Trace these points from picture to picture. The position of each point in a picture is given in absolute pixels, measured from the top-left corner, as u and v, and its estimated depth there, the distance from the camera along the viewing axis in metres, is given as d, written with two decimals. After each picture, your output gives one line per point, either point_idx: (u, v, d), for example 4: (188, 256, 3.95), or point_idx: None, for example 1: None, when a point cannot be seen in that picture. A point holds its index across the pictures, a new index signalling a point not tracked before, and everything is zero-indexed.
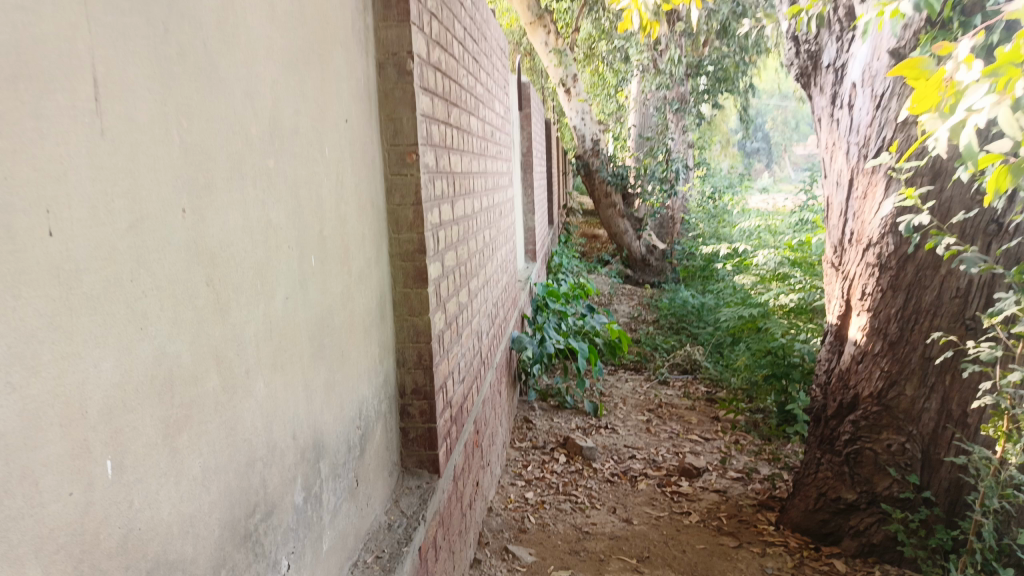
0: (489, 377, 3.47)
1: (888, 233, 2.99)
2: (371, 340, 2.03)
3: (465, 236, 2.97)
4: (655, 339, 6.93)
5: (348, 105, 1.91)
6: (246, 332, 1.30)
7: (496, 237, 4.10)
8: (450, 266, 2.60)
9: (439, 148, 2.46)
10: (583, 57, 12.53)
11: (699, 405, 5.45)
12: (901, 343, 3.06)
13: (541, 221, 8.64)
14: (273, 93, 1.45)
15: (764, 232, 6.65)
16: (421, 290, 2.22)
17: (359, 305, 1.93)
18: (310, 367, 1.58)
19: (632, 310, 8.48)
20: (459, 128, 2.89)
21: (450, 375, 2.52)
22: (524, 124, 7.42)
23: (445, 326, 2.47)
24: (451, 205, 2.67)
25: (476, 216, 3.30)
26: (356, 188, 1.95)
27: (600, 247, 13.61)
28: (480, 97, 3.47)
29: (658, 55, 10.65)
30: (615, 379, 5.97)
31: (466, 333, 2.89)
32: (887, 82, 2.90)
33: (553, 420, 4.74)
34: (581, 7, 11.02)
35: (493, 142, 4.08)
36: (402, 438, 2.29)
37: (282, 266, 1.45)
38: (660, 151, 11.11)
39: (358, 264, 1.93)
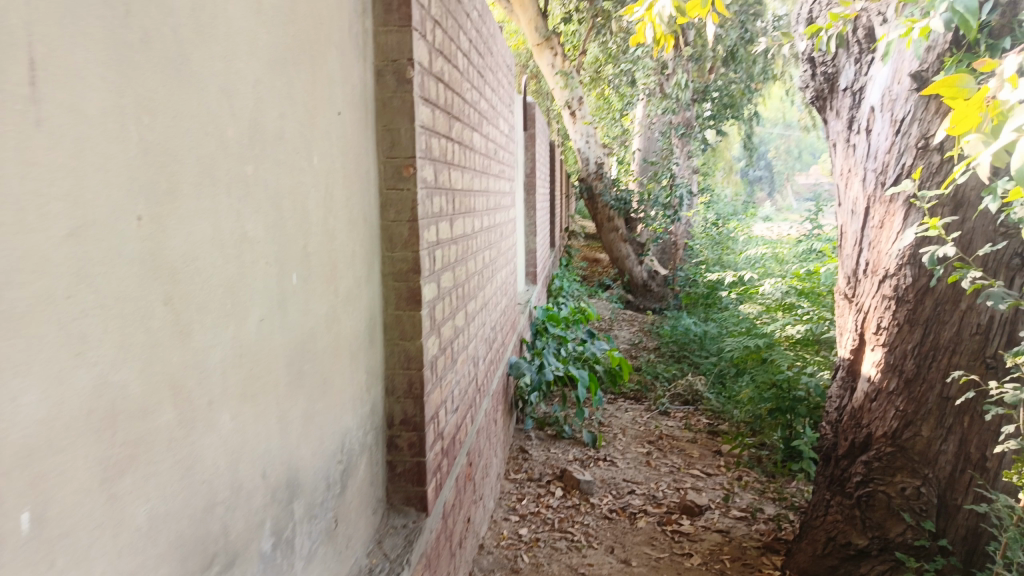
0: (484, 405, 3.32)
1: (906, 265, 2.83)
2: (358, 365, 1.89)
3: (464, 256, 2.84)
4: (656, 367, 6.78)
5: (342, 112, 1.78)
6: (211, 358, 1.16)
7: (497, 257, 3.97)
8: (447, 288, 2.47)
9: (438, 161, 2.33)
10: (589, 79, 12.68)
11: (700, 438, 5.28)
12: (917, 381, 2.90)
13: (543, 243, 8.54)
14: (255, 94, 1.32)
15: (770, 261, 6.52)
16: (414, 313, 2.08)
17: (346, 329, 1.79)
18: (287, 396, 1.44)
19: (633, 336, 8.35)
20: (462, 142, 2.77)
21: (442, 404, 2.38)
22: (528, 145, 7.34)
23: (439, 351, 2.33)
24: (450, 223, 2.54)
25: (477, 235, 3.17)
26: (347, 202, 1.82)
27: (602, 271, 13.50)
28: (484, 112, 3.36)
29: (665, 80, 10.61)
30: (614, 408, 5.81)
31: (461, 359, 2.74)
32: (908, 106, 2.79)
33: (550, 451, 4.58)
34: (589, 30, 11.07)
35: (497, 159, 3.97)
36: (389, 472, 2.14)
37: (257, 284, 1.31)
38: (665, 176, 11.02)
39: (347, 283, 1.79)
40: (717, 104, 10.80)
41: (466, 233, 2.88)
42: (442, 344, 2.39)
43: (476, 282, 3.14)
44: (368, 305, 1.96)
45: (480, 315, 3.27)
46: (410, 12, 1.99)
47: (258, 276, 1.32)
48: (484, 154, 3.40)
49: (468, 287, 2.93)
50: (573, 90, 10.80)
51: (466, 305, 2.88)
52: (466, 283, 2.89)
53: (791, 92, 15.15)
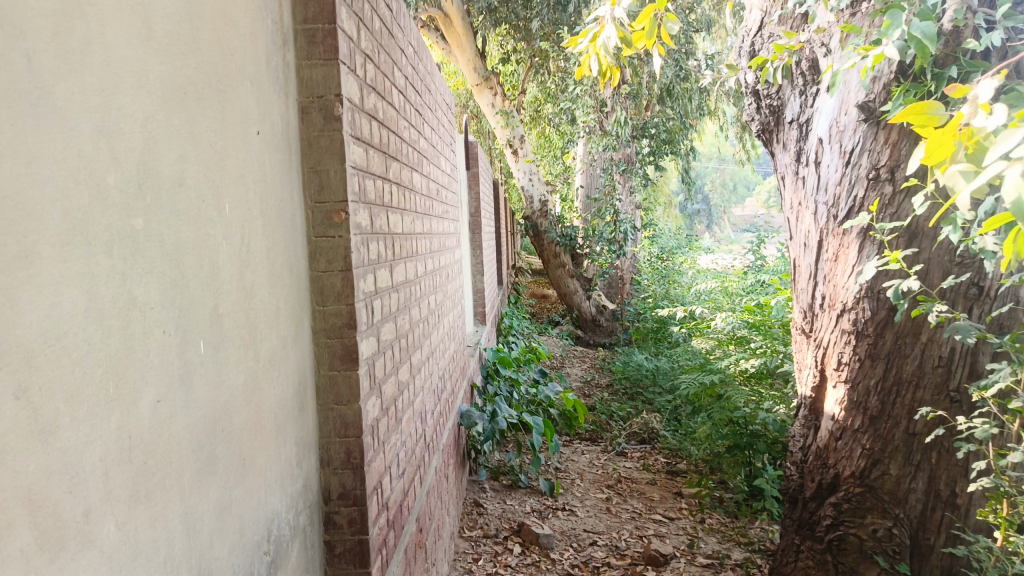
0: (433, 463, 3.09)
1: (864, 297, 2.76)
2: (286, 437, 1.67)
3: (406, 304, 2.64)
4: (610, 406, 6.63)
5: (261, 153, 1.59)
6: (89, 457, 0.93)
7: (442, 302, 3.78)
8: (388, 340, 2.26)
9: (374, 204, 2.15)
10: (529, 118, 12.91)
11: (659, 478, 5.11)
12: (882, 418, 2.82)
13: (490, 283, 8.39)
14: (145, 134, 1.12)
15: (719, 294, 6.49)
16: (350, 373, 1.87)
17: (270, 397, 1.57)
18: (195, 487, 1.21)
19: (585, 373, 8.21)
20: (399, 183, 2.59)
21: (386, 470, 2.15)
22: (472, 184, 7.22)
23: (381, 411, 2.12)
24: (389, 270, 2.34)
25: (419, 282, 2.97)
26: (269, 253, 1.61)
27: (550, 308, 13.42)
28: (423, 151, 3.19)
29: (604, 118, 10.69)
30: (571, 451, 5.62)
31: (407, 416, 2.53)
32: (857, 137, 2.73)
33: (506, 503, 4.34)
34: (527, 71, 11.34)
35: (439, 201, 3.79)
36: (327, 553, 1.90)
37: (151, 358, 1.09)
38: (608, 212, 11.00)
39: (269, 345, 1.57)
40: (657, 141, 10.93)
41: (408, 280, 2.69)
42: (384, 403, 2.18)
43: (420, 331, 2.94)
44: (296, 367, 1.75)
45: (426, 366, 3.06)
46: (336, 44, 1.82)
47: (152, 348, 1.10)
48: (424, 195, 3.23)
49: (412, 337, 2.72)
50: (514, 129, 11.03)
51: (411, 356, 2.67)
52: (410, 333, 2.69)
53: (726, 127, 15.48)
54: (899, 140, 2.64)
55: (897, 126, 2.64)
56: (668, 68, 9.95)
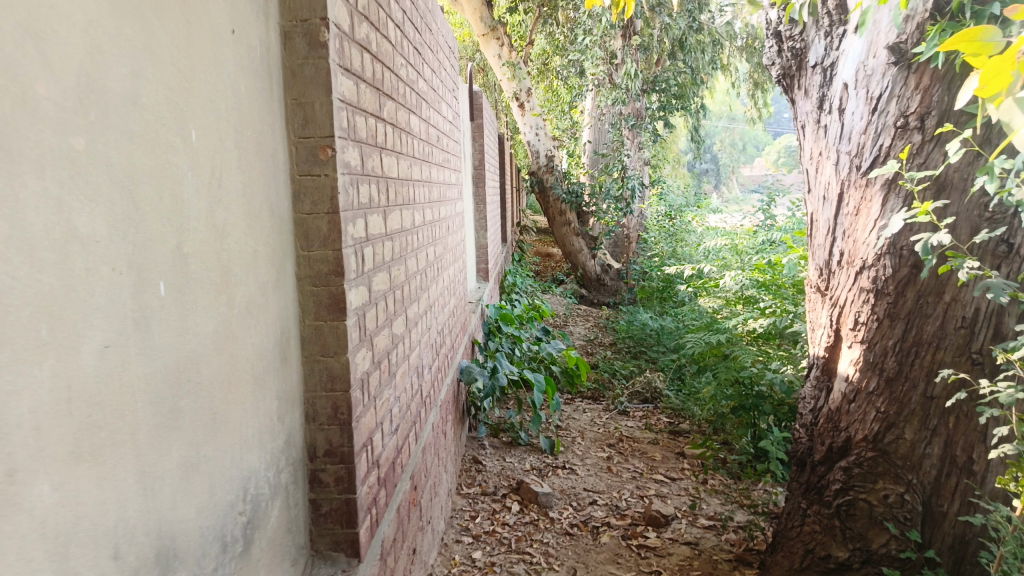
0: (430, 419, 2.99)
1: (885, 254, 2.62)
2: (266, 390, 1.55)
3: (402, 254, 2.50)
4: (613, 364, 6.54)
5: (236, 79, 1.44)
6: (16, 407, 0.81)
7: (443, 255, 3.64)
8: (381, 290, 2.13)
9: (365, 144, 1.99)
10: (537, 71, 12.52)
11: (662, 438, 5.02)
12: (899, 380, 2.69)
13: (494, 238, 8.24)
14: (89, 40, 0.96)
15: (728, 253, 6.30)
16: (337, 323, 1.74)
17: (246, 348, 1.45)
18: (154, 444, 1.09)
19: (588, 331, 8.12)
20: (395, 125, 2.43)
21: (377, 427, 2.04)
22: (476, 136, 7.01)
23: (372, 365, 2.00)
24: (383, 216, 2.20)
25: (417, 232, 2.83)
26: (246, 191, 1.47)
27: (555, 265, 13.28)
28: (422, 93, 3.01)
29: (614, 71, 10.37)
30: (572, 410, 5.53)
31: (402, 370, 2.41)
32: (886, 81, 2.55)
33: (505, 460, 4.27)
34: (535, 20, 11.08)
35: (440, 148, 3.63)
36: (312, 512, 1.80)
37: (96, 299, 0.96)
38: (615, 168, 10.80)
39: (245, 291, 1.44)
40: (667, 96, 10.66)
41: (404, 229, 2.55)
42: (376, 357, 2.05)
43: (418, 283, 2.81)
44: (278, 316, 1.62)
45: (424, 320, 2.93)
46: None
47: (99, 287, 0.97)
48: (424, 140, 3.06)
49: (408, 288, 2.59)
50: (521, 81, 10.79)
51: (407, 308, 2.53)
52: (406, 285, 2.55)
53: (739, 82, 15.06)
54: (931, 85, 2.46)
55: (930, 70, 2.45)
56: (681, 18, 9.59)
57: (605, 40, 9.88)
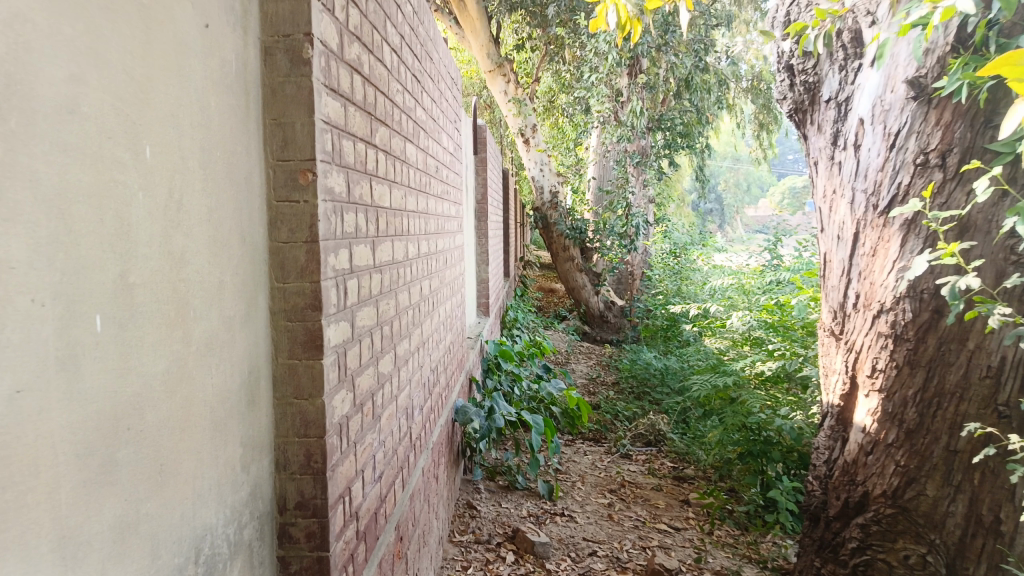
0: (421, 464, 2.83)
1: (904, 298, 2.47)
2: (228, 437, 1.40)
3: (392, 288, 2.36)
4: (616, 405, 6.35)
5: (205, 95, 1.32)
6: None
7: (439, 288, 3.51)
8: (367, 326, 1.99)
9: (352, 169, 1.86)
10: (542, 109, 12.70)
11: (665, 485, 4.82)
12: (919, 431, 2.53)
13: (496, 273, 8.12)
14: (15, 35, 0.84)
15: (734, 291, 6.15)
16: (312, 363, 1.59)
17: (206, 390, 1.30)
18: (79, 505, 0.94)
19: (590, 370, 7.94)
20: (388, 152, 2.31)
21: (357, 475, 1.88)
22: (479, 169, 6.93)
23: (353, 407, 1.84)
24: (371, 248, 2.06)
25: (411, 266, 2.70)
26: (212, 217, 1.34)
27: (558, 301, 13.14)
28: (420, 120, 2.90)
29: (620, 108, 10.35)
30: (572, 452, 5.34)
31: (389, 412, 2.25)
32: (904, 116, 2.43)
33: (501, 506, 4.07)
34: (542, 57, 11.21)
35: (439, 179, 3.52)
36: (281, 571, 1.63)
37: (7, 333, 0.82)
38: (620, 205, 10.71)
39: (205, 326, 1.30)
40: (673, 133, 10.55)
41: (396, 261, 2.41)
42: (359, 398, 1.90)
43: (410, 319, 2.66)
44: (246, 353, 1.47)
45: (416, 358, 2.78)
46: None
47: (13, 319, 0.83)
48: (421, 169, 2.95)
49: (399, 324, 2.44)
50: (527, 117, 10.89)
51: (397, 345, 2.39)
52: (397, 322, 2.41)
53: (744, 122, 15.05)
54: (953, 121, 2.33)
55: (951, 105, 2.33)
56: (687, 57, 9.58)
57: (611, 77, 9.87)
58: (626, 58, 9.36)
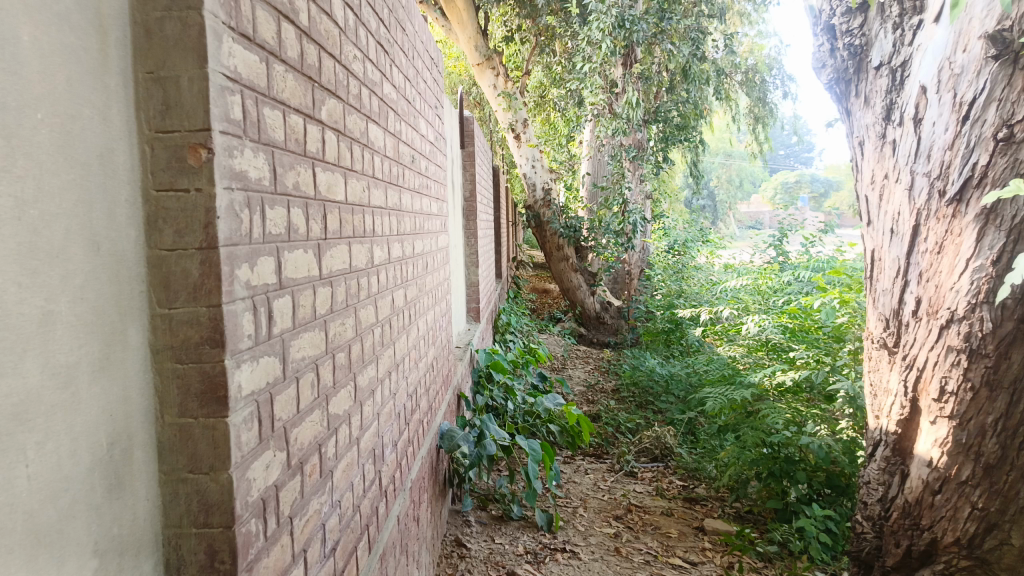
0: (396, 510, 2.36)
1: (980, 306, 2.13)
2: (71, 550, 0.92)
3: (352, 306, 1.89)
4: (617, 416, 5.90)
5: (11, 27, 0.84)
6: None
7: (418, 297, 3.02)
8: (309, 356, 1.52)
9: (282, 149, 1.39)
10: (533, 104, 12.16)
11: (676, 508, 4.35)
12: (1001, 467, 2.24)
13: (488, 275, 7.65)
14: None
15: (748, 291, 5.62)
16: (213, 423, 1.11)
17: (14, 489, 0.82)
18: None
19: (588, 376, 7.49)
20: (341, 131, 1.83)
21: (298, 557, 1.42)
22: (467, 164, 6.45)
23: (289, 469, 1.37)
24: (317, 256, 1.58)
25: (378, 274, 2.22)
26: (27, 217, 0.86)
27: (552, 302, 12.68)
28: (387, 98, 2.41)
29: (614, 100, 9.82)
30: (572, 471, 4.88)
31: (347, 461, 1.78)
32: (981, 82, 2.05)
33: (494, 542, 3.59)
34: (533, 50, 10.81)
35: (416, 173, 3.03)
36: None
37: None
38: (616, 202, 10.11)
39: (6, 385, 0.82)
40: (670, 126, 10.01)
41: (356, 269, 1.94)
42: (299, 455, 1.43)
43: (378, 340, 2.19)
44: (106, 417, 1.00)
45: (388, 384, 2.31)
46: None
47: None
48: (391, 158, 2.47)
49: (362, 348, 1.97)
50: (517, 112, 10.71)
51: (358, 376, 1.91)
52: (359, 345, 1.94)
53: (740, 115, 14.51)
54: None
55: None
56: (684, 45, 9.05)
57: (605, 67, 9.33)
58: (620, 46, 8.84)
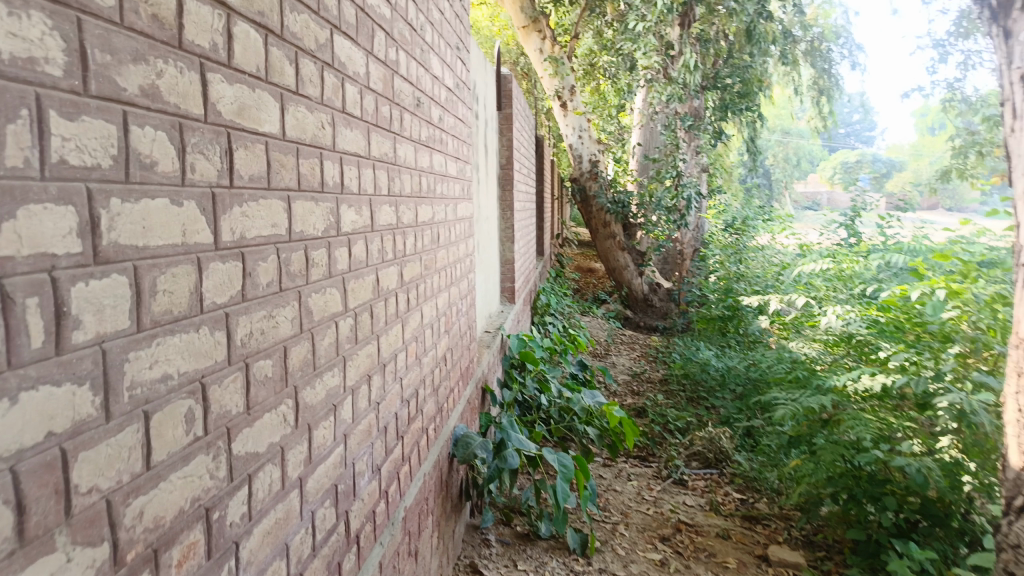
0: (377, 557, 1.79)
1: None
2: None
3: (299, 291, 1.31)
4: (666, 413, 5.28)
5: None
6: None
7: (427, 276, 2.43)
8: (184, 372, 0.94)
9: (109, 19, 0.80)
10: (581, 72, 10.94)
11: (734, 530, 3.70)
12: None
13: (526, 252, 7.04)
14: None
15: (822, 276, 4.85)
16: None
17: None
18: None
19: (634, 365, 6.87)
20: (275, 30, 1.23)
21: None
22: (504, 128, 5.81)
23: (113, 573, 0.80)
24: (210, 209, 1.01)
25: (352, 243, 1.62)
26: None
27: (597, 282, 12.05)
28: (377, 17, 1.83)
29: (670, 64, 8.96)
30: (612, 476, 4.27)
31: (278, 515, 1.22)
32: None
33: (516, 568, 3.01)
34: (582, 11, 10.08)
35: (426, 122, 2.42)
36: None
37: None
38: (669, 175, 9.24)
39: None
40: (730, 93, 9.24)
41: (303, 238, 1.33)
42: (144, 541, 0.86)
43: (350, 337, 1.59)
44: None
45: (368, 394, 1.71)
46: None
47: None
48: (379, 91, 1.85)
49: (314, 351, 1.37)
50: (564, 79, 10.03)
51: (304, 391, 1.32)
52: (307, 347, 1.34)
53: (802, 87, 13.46)
54: None
55: None
56: (749, 2, 8.19)
57: (660, 27, 8.51)
58: (677, 3, 8.03)
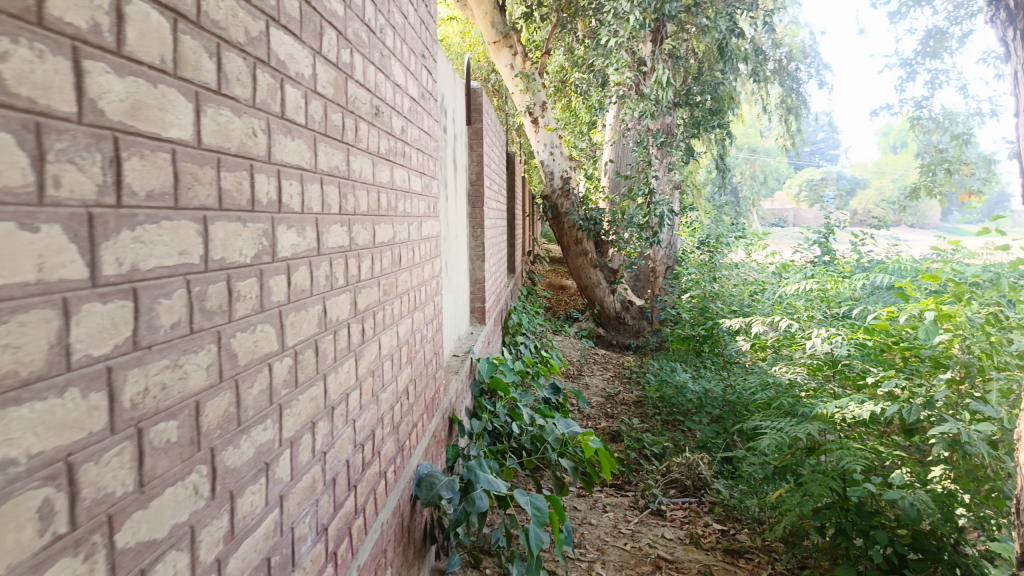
0: None
1: None
2: None
3: (218, 331, 1.08)
4: (642, 438, 5.09)
5: None
6: None
7: (387, 302, 2.20)
8: (33, 453, 0.70)
9: None
10: (552, 88, 11.29)
11: (716, 565, 3.50)
12: None
13: (497, 270, 6.83)
14: None
15: (800, 297, 4.72)
16: None
17: None
18: None
19: (608, 386, 6.69)
20: (188, 15, 1.00)
21: None
22: (473, 143, 5.62)
23: None
24: (87, 236, 0.78)
25: (292, 269, 1.39)
26: None
27: (569, 299, 11.91)
28: (328, 14, 1.61)
29: (642, 80, 8.87)
30: (587, 508, 4.05)
31: None
32: None
33: None
34: (553, 27, 10.00)
35: (386, 134, 2.21)
36: None
37: None
38: (641, 192, 9.09)
39: None
40: (702, 109, 9.24)
41: (225, 266, 1.10)
42: None
43: (287, 380, 1.35)
44: None
45: (311, 444, 1.48)
46: None
47: None
48: (329, 97, 1.63)
49: (238, 403, 1.14)
50: (535, 94, 9.90)
51: (223, 452, 1.09)
52: (228, 397, 1.11)
53: (771, 106, 13.51)
54: None
55: None
56: (721, 19, 8.15)
57: (632, 42, 8.42)
58: (649, 19, 7.93)
